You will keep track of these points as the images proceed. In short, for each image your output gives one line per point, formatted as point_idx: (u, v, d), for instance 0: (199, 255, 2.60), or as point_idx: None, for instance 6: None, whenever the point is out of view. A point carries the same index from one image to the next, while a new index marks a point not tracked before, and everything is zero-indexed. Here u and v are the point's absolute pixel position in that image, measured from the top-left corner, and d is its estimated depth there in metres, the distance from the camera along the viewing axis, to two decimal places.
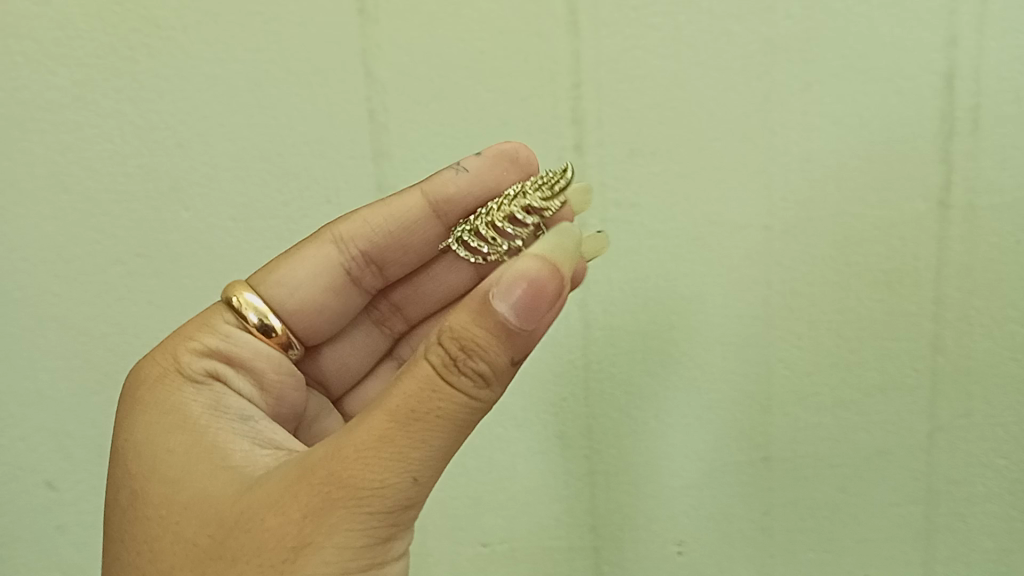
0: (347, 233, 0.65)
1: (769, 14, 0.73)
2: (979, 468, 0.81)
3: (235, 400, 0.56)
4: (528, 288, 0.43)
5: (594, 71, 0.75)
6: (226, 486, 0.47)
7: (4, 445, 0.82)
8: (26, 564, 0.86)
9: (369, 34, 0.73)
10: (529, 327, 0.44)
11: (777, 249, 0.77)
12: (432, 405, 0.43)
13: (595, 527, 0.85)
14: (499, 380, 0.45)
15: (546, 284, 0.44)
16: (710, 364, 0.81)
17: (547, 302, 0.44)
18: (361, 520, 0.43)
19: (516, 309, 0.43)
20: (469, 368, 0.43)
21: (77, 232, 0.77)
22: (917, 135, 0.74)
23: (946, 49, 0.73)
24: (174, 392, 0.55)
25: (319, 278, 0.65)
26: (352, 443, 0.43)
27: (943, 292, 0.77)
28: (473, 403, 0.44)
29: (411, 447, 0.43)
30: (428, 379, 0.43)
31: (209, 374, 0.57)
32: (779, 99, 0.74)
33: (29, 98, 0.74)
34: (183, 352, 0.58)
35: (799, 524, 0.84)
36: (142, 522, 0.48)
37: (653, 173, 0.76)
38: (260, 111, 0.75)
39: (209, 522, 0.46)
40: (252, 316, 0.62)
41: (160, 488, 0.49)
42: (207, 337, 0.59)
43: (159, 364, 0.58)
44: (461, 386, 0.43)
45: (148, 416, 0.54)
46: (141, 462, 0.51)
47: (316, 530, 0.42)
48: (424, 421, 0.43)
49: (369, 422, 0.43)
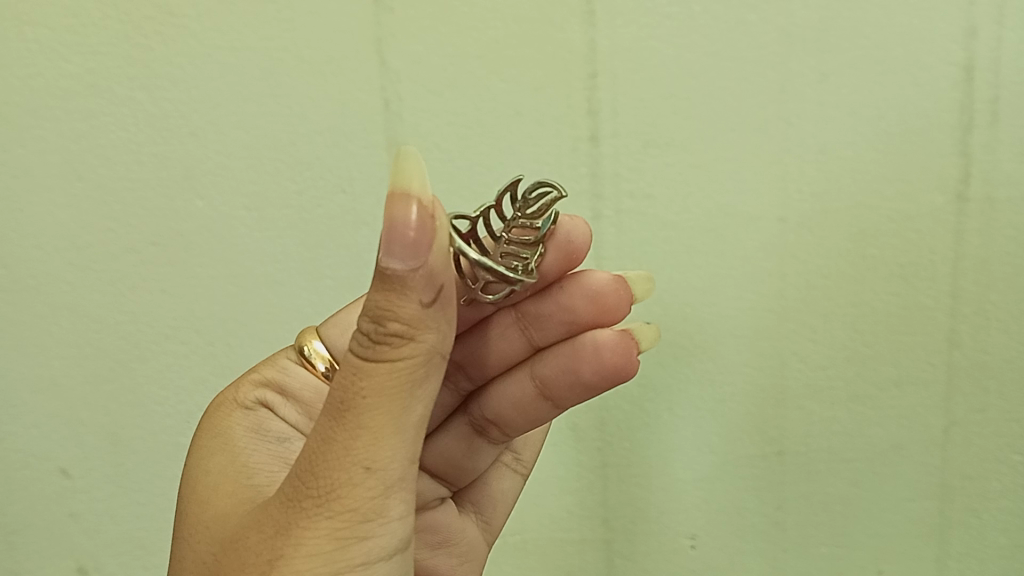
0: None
1: (786, 4, 0.72)
2: (994, 465, 0.83)
3: (278, 426, 0.57)
4: (400, 228, 0.40)
5: (608, 60, 0.73)
6: (242, 501, 0.48)
7: (17, 432, 0.83)
8: (38, 551, 0.86)
9: (382, 22, 0.73)
10: (418, 269, 0.41)
11: (792, 242, 0.77)
12: (356, 387, 0.42)
13: (607, 520, 0.85)
14: (421, 338, 0.42)
15: (418, 223, 0.41)
16: (724, 357, 0.80)
17: (427, 236, 0.41)
18: (324, 523, 0.41)
19: (394, 258, 0.41)
20: (382, 332, 0.42)
21: (91, 220, 0.77)
22: (936, 129, 0.75)
23: (965, 40, 0.73)
24: (227, 418, 0.57)
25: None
26: (306, 451, 0.42)
27: (961, 286, 0.78)
28: (405, 367, 0.42)
29: (349, 436, 0.41)
30: (352, 364, 0.42)
31: (258, 403, 0.59)
32: (796, 90, 0.74)
33: (42, 85, 0.74)
34: (244, 384, 0.60)
35: (811, 518, 0.85)
36: (175, 539, 0.49)
37: (667, 164, 0.76)
38: (273, 100, 0.74)
39: (211, 544, 0.46)
40: (318, 363, 0.61)
41: (191, 509, 0.50)
42: (268, 370, 0.61)
43: (226, 395, 0.60)
44: (382, 355, 0.42)
45: (200, 441, 0.56)
46: (186, 486, 0.52)
47: (285, 543, 0.41)
48: (356, 406, 0.41)
49: (316, 426, 0.43)
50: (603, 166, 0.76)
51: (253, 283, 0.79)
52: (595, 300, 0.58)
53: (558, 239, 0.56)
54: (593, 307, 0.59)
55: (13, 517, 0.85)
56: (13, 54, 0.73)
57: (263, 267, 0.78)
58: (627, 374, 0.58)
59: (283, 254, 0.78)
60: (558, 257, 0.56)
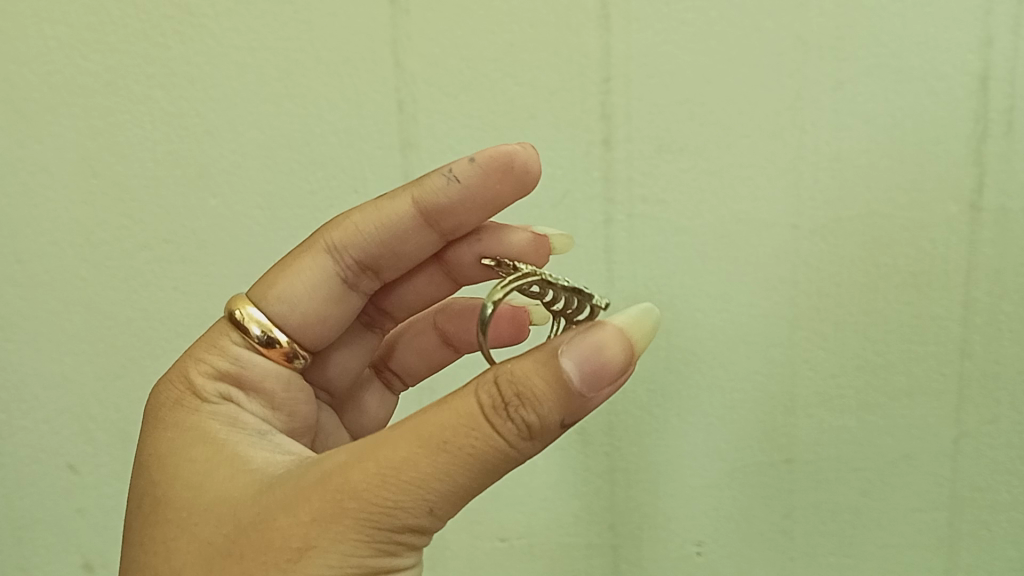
0: (340, 242, 0.62)
1: (803, 11, 0.72)
2: (1005, 477, 0.82)
3: (251, 418, 0.55)
4: (597, 354, 0.43)
5: (623, 65, 0.73)
6: (247, 489, 0.46)
7: (28, 428, 0.83)
8: (46, 547, 0.87)
9: (400, 24, 0.73)
10: (588, 394, 0.42)
11: (805, 249, 0.77)
12: (465, 441, 0.41)
13: (614, 525, 0.86)
14: (544, 437, 0.43)
15: (610, 357, 0.43)
16: (733, 363, 0.80)
17: (609, 379, 0.43)
18: (368, 533, 0.41)
19: (580, 370, 0.42)
20: (517, 415, 0.42)
21: (105, 217, 0.78)
22: (951, 137, 0.74)
23: (981, 50, 0.72)
24: (193, 413, 0.53)
25: (316, 291, 0.61)
26: (376, 458, 0.42)
27: (973, 296, 0.77)
28: (510, 454, 0.42)
29: (434, 477, 0.41)
30: (471, 417, 0.42)
31: (223, 396, 0.55)
32: (811, 97, 0.74)
33: (61, 83, 0.75)
34: (195, 374, 0.56)
35: (820, 527, 0.85)
36: (162, 523, 0.47)
37: (681, 169, 0.76)
38: (289, 100, 0.74)
39: (226, 521, 0.44)
40: (253, 329, 0.59)
41: (182, 492, 0.48)
42: (218, 359, 0.57)
43: (176, 388, 0.56)
44: (502, 432, 0.41)
45: (168, 434, 0.52)
46: (165, 469, 0.50)
47: (321, 534, 0.41)
48: (454, 456, 0.41)
49: (396, 441, 0.42)
50: (616, 170, 0.76)
51: None
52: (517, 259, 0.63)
53: (518, 172, 0.59)
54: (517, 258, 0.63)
55: (23, 512, 0.86)
56: (34, 51, 0.74)
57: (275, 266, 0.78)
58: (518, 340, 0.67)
59: None
60: (516, 189, 0.60)
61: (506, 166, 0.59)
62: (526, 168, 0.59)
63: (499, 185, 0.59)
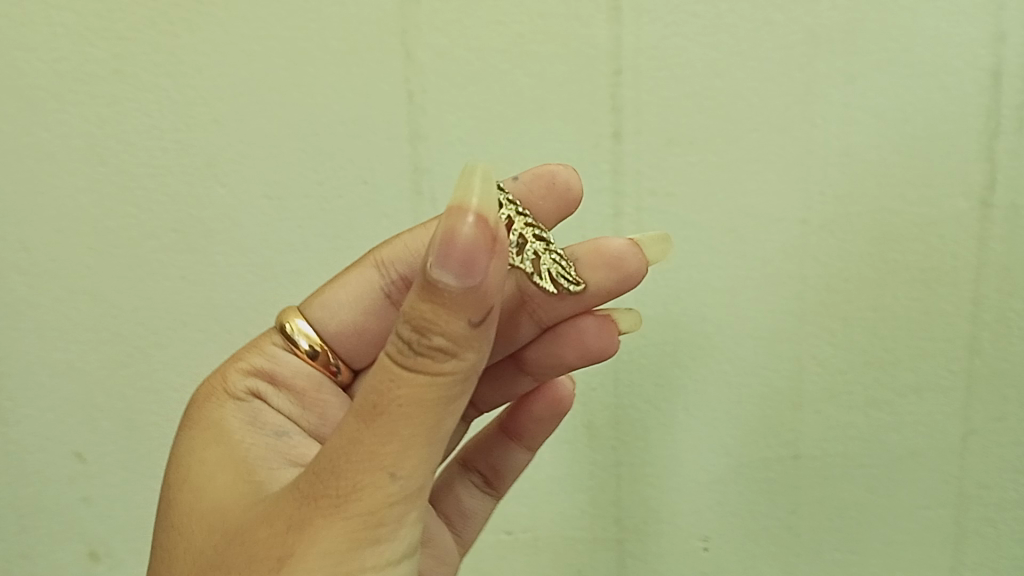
0: (386, 258, 0.64)
1: (814, 4, 0.71)
2: (1012, 474, 0.82)
3: (274, 416, 0.59)
4: (460, 239, 0.41)
5: (632, 57, 0.73)
6: (238, 498, 0.47)
7: (33, 415, 0.83)
8: (50, 535, 0.87)
9: (408, 14, 0.73)
10: (473, 281, 0.41)
11: (813, 244, 0.76)
12: (394, 394, 0.41)
13: (619, 519, 0.86)
14: (466, 350, 0.42)
15: (476, 236, 0.41)
16: (741, 358, 0.80)
17: (485, 251, 0.41)
18: (341, 522, 0.41)
19: (453, 268, 0.41)
20: (425, 346, 0.41)
21: (112, 206, 0.78)
22: (962, 133, 0.74)
23: (993, 45, 0.72)
24: (219, 409, 0.57)
25: (357, 304, 0.64)
26: (327, 450, 0.42)
27: (983, 292, 0.77)
28: (440, 383, 0.42)
29: (380, 442, 0.41)
30: (389, 371, 0.42)
31: (250, 393, 0.60)
32: (821, 91, 0.73)
33: (69, 70, 0.74)
34: (230, 372, 0.61)
35: (825, 523, 0.85)
36: (168, 535, 0.49)
37: (689, 163, 0.75)
38: (297, 89, 0.74)
39: (212, 536, 0.45)
40: (301, 340, 0.64)
41: (186, 503, 0.50)
42: (255, 357, 0.62)
43: (209, 385, 0.60)
44: (423, 369, 0.41)
45: (193, 429, 0.56)
46: (178, 471, 0.53)
47: (296, 535, 0.41)
48: (388, 414, 0.41)
49: (342, 424, 0.42)
50: (624, 163, 0.76)
51: (273, 274, 0.79)
52: (611, 266, 0.58)
53: (561, 185, 0.62)
54: (613, 278, 0.58)
55: (27, 500, 0.86)
56: (40, 38, 0.74)
57: (282, 256, 0.78)
58: (609, 354, 0.65)
59: (302, 244, 0.78)
60: (559, 204, 0.62)
61: (546, 180, 0.62)
62: (567, 185, 0.62)
63: (538, 200, 0.62)
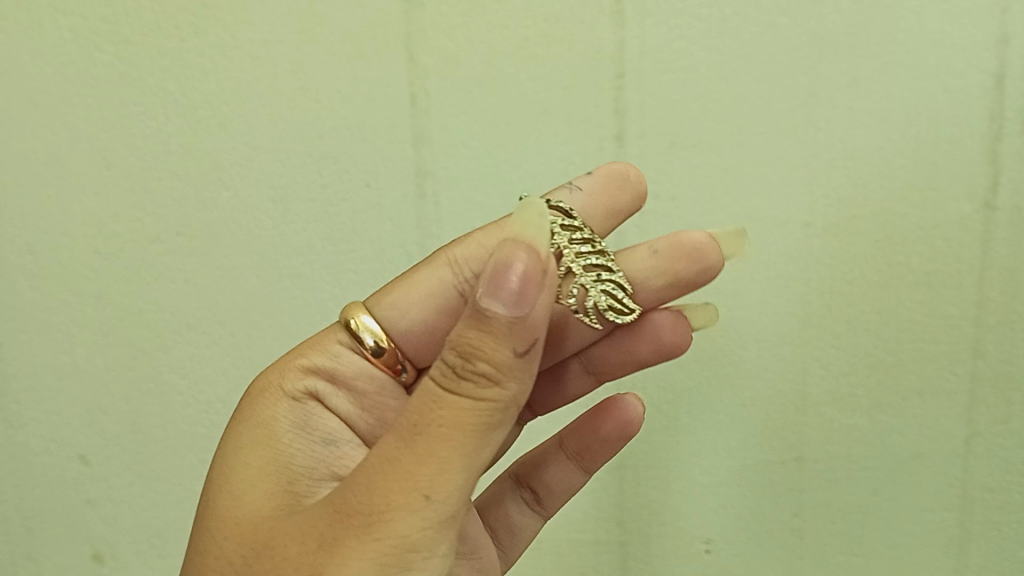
0: (460, 256, 0.62)
1: (818, 7, 0.72)
2: (1016, 477, 0.82)
3: (327, 421, 0.59)
4: (506, 270, 0.43)
5: (637, 61, 0.73)
6: (276, 509, 0.49)
7: (39, 418, 0.84)
8: (55, 537, 0.87)
9: (413, 18, 0.73)
10: (520, 311, 0.43)
11: (817, 247, 0.77)
12: (435, 418, 0.43)
13: (622, 521, 0.86)
14: (510, 378, 0.44)
15: (526, 266, 0.44)
16: (745, 361, 0.80)
17: (534, 284, 0.43)
18: (373, 543, 0.43)
19: (501, 296, 0.43)
20: (469, 373, 0.43)
21: (118, 208, 0.78)
22: (966, 136, 0.74)
23: (997, 48, 0.72)
24: (273, 408, 0.58)
25: (428, 302, 0.62)
26: (365, 470, 0.44)
27: (987, 295, 0.77)
28: (482, 412, 0.44)
29: (418, 466, 0.43)
30: (434, 395, 0.44)
31: (307, 393, 0.60)
32: (825, 94, 0.73)
33: (76, 74, 0.75)
34: (289, 369, 0.61)
35: (829, 526, 0.85)
36: (204, 533, 0.50)
37: (694, 165, 0.75)
38: (302, 92, 0.74)
39: (247, 544, 0.47)
40: (366, 338, 0.62)
41: (225, 502, 0.51)
42: (316, 355, 0.62)
43: (268, 378, 0.60)
44: (466, 395, 0.43)
45: (242, 427, 0.57)
46: (224, 467, 0.54)
47: (329, 551, 0.43)
48: (428, 438, 0.43)
49: (382, 445, 0.44)
50: (628, 166, 0.76)
51: (278, 277, 0.79)
52: (691, 258, 0.59)
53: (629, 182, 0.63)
54: (688, 263, 0.59)
55: (32, 503, 0.86)
56: (47, 42, 0.74)
57: (286, 260, 0.79)
58: (684, 352, 0.64)
59: (307, 247, 0.78)
60: (633, 200, 0.63)
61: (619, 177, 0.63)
62: (638, 181, 0.64)
63: (615, 194, 0.63)
